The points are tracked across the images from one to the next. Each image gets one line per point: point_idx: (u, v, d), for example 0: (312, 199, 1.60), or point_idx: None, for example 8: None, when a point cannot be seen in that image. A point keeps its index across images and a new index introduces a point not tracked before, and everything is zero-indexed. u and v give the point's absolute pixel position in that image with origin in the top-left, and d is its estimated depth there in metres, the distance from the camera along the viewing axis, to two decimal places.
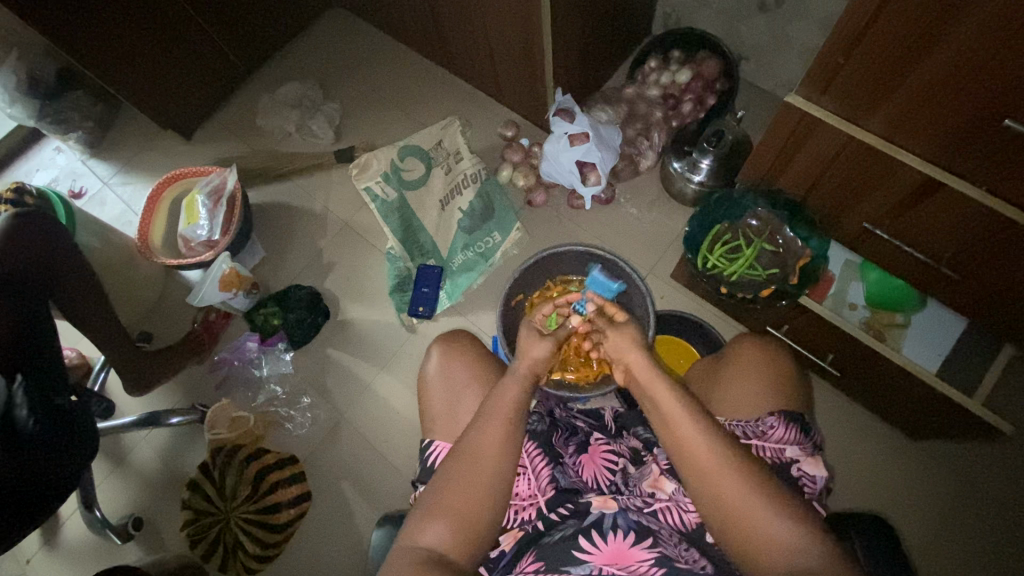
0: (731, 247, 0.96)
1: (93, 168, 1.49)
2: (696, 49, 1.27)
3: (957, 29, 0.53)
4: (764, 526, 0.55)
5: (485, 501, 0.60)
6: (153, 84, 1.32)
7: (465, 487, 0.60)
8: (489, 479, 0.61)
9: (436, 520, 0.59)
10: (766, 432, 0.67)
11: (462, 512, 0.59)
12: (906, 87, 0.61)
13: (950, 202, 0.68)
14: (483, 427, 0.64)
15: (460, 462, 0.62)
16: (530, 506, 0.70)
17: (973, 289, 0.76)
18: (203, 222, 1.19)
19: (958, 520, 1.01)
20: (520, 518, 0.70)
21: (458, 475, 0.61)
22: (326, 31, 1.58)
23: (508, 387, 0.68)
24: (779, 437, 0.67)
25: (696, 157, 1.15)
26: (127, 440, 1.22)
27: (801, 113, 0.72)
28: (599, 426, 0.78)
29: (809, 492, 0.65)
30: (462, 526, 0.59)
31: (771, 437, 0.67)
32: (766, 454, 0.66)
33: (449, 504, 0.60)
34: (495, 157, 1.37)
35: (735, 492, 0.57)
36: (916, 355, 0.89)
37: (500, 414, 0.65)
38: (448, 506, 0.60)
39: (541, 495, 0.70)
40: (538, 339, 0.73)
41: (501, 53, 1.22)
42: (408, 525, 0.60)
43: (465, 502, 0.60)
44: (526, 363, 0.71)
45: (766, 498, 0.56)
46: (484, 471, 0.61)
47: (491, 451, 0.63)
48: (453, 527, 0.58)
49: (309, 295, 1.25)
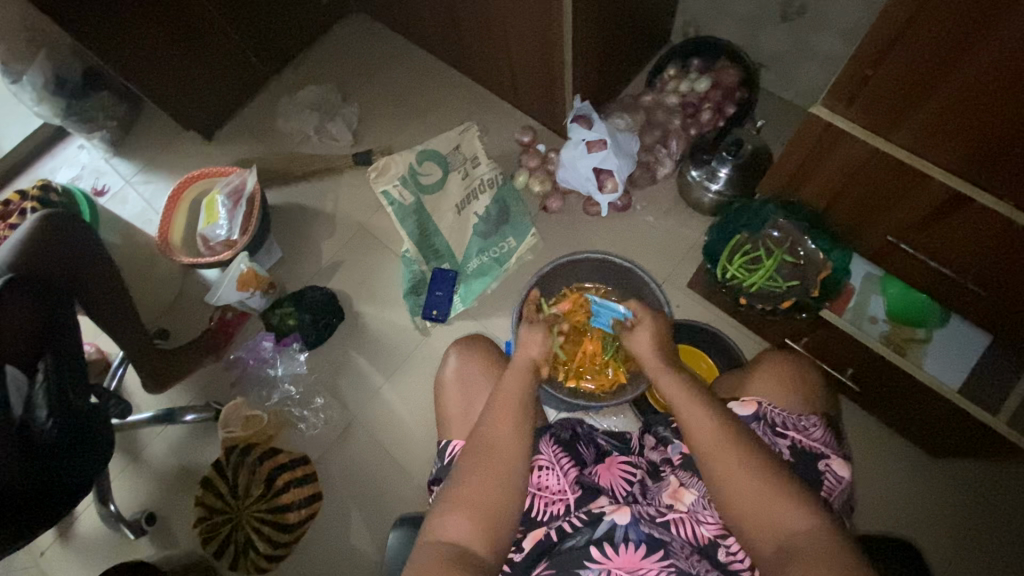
0: (751, 258, 0.94)
1: (115, 166, 1.52)
2: (715, 59, 1.27)
3: (988, 44, 0.53)
4: (785, 523, 0.56)
5: (504, 489, 0.63)
6: (176, 85, 1.35)
7: (481, 475, 0.63)
8: (497, 482, 0.63)
9: (457, 516, 0.61)
10: (806, 428, 0.68)
11: (481, 487, 0.62)
12: (933, 100, 0.60)
13: (978, 216, 0.66)
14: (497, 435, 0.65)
15: (480, 450, 0.65)
16: (559, 501, 0.70)
17: (998, 305, 0.75)
18: (222, 222, 1.22)
19: (977, 537, 0.99)
20: (549, 511, 0.69)
21: (474, 488, 0.62)
22: (346, 34, 1.59)
23: (512, 379, 0.72)
24: (819, 436, 0.68)
25: (715, 166, 1.14)
26: (142, 437, 1.23)
27: (825, 125, 0.71)
28: (621, 446, 0.78)
29: (829, 488, 0.65)
30: (482, 517, 0.61)
31: (811, 434, 0.68)
32: (801, 445, 0.67)
33: (466, 481, 0.63)
34: (512, 162, 1.37)
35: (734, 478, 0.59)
36: (936, 371, 0.87)
37: (506, 402, 0.69)
38: (463, 493, 0.62)
39: (571, 493, 0.70)
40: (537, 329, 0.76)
41: (521, 59, 1.22)
42: (430, 518, 0.62)
43: (479, 487, 0.62)
44: (526, 353, 0.74)
45: (763, 488, 0.58)
46: (495, 457, 0.64)
47: (505, 439, 0.66)
48: (466, 526, 0.60)
49: (325, 297, 1.26)
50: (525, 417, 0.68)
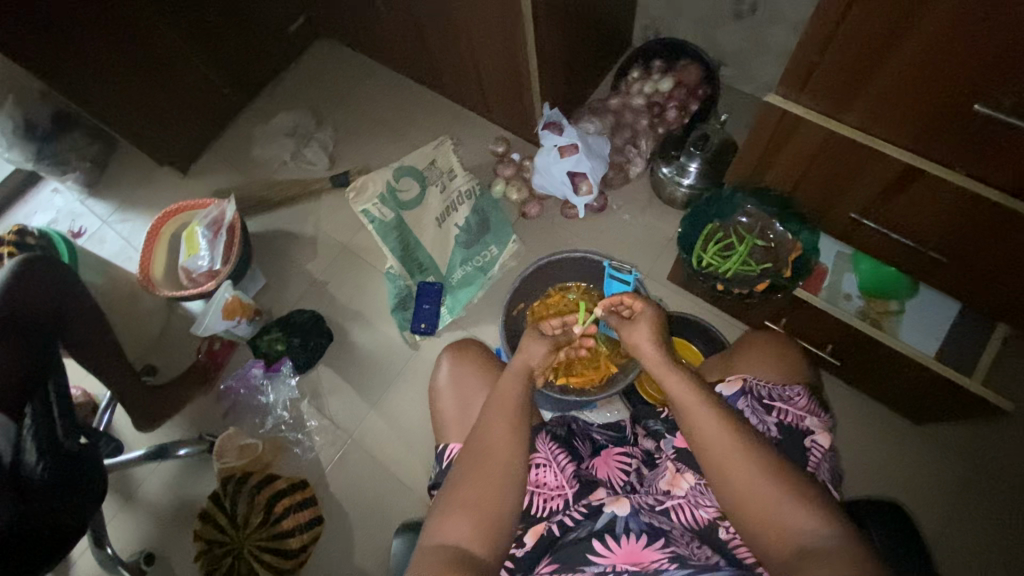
0: (724, 245, 0.97)
1: (91, 208, 1.51)
2: (676, 59, 1.31)
3: (921, 24, 0.57)
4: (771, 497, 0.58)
5: (499, 490, 0.64)
6: (149, 121, 1.35)
7: (480, 482, 0.64)
8: (498, 487, 0.64)
9: (460, 519, 0.62)
10: (792, 398, 0.70)
11: (478, 488, 0.64)
12: (878, 80, 0.64)
13: (932, 186, 0.70)
14: (493, 441, 0.67)
15: (476, 456, 0.66)
16: (558, 497, 0.71)
17: (961, 271, 0.78)
18: (203, 253, 1.23)
19: (967, 501, 1.01)
20: (548, 508, 0.70)
21: (474, 492, 0.63)
22: (316, 61, 1.62)
23: (509, 385, 0.71)
24: (803, 405, 0.70)
25: (684, 161, 1.18)
26: (136, 475, 1.22)
27: (782, 112, 0.74)
28: (617, 438, 0.80)
29: (812, 463, 0.67)
30: (479, 518, 0.62)
31: (796, 403, 0.70)
32: (788, 418, 0.69)
33: (464, 485, 0.64)
34: (488, 172, 1.40)
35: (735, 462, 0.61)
36: (913, 340, 0.90)
37: (505, 408, 0.69)
38: (462, 493, 0.64)
39: (568, 488, 0.71)
40: (540, 340, 0.75)
41: (489, 72, 1.25)
42: (430, 523, 0.63)
43: (475, 490, 0.63)
44: (524, 358, 0.74)
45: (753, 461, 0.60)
46: (492, 464, 0.65)
47: (504, 446, 0.66)
48: (472, 525, 0.61)
49: (312, 318, 1.28)
50: (521, 420, 0.69)
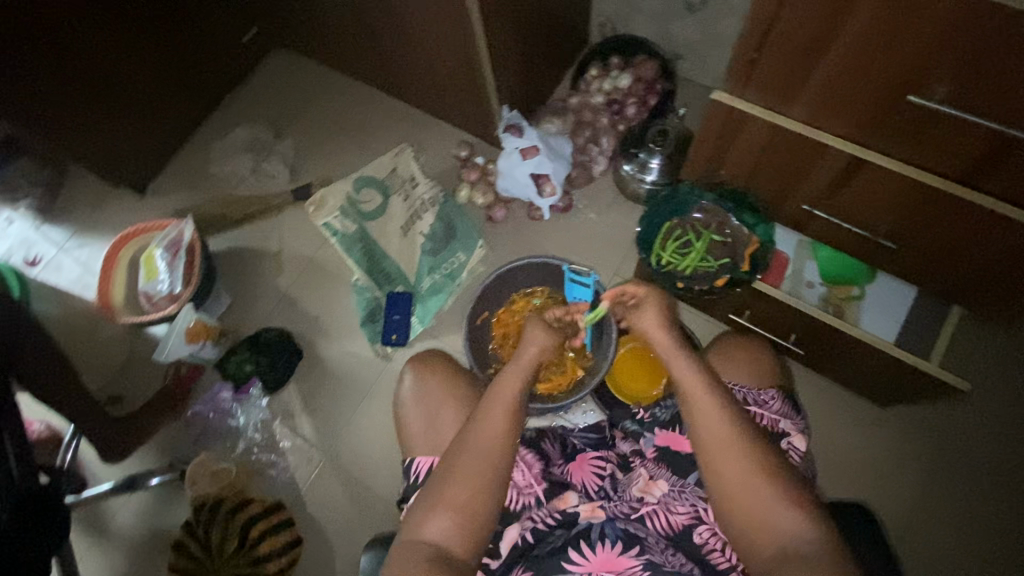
0: (682, 242, 0.96)
1: (46, 235, 1.46)
2: (633, 54, 1.31)
3: (851, 19, 0.57)
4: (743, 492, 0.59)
5: (489, 484, 0.63)
6: (100, 143, 1.31)
7: (473, 471, 0.64)
8: (488, 477, 0.64)
9: (442, 516, 0.62)
10: (767, 402, 0.71)
11: (467, 484, 0.63)
12: (817, 74, 0.64)
13: (875, 175, 0.71)
14: (493, 429, 0.67)
15: (470, 447, 0.65)
16: (529, 494, 0.72)
17: (912, 257, 0.79)
18: (162, 276, 1.21)
19: (934, 478, 1.04)
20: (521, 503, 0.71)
21: (466, 482, 0.63)
22: (271, 72, 1.58)
23: (514, 373, 0.72)
24: (778, 408, 0.71)
25: (645, 158, 1.18)
26: (106, 509, 1.18)
27: (728, 108, 0.74)
28: (600, 442, 0.78)
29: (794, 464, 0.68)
30: (460, 519, 0.61)
31: (771, 407, 0.71)
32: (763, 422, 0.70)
33: (451, 480, 0.63)
34: (452, 178, 1.38)
35: (723, 451, 0.62)
36: (873, 327, 0.91)
37: (506, 397, 0.70)
38: (448, 492, 0.63)
39: (539, 485, 0.72)
40: (545, 331, 0.78)
41: (446, 76, 1.24)
42: (415, 515, 0.63)
43: (460, 488, 0.63)
44: (529, 348, 0.75)
45: (737, 449, 0.62)
46: (487, 454, 0.65)
47: (500, 436, 0.66)
48: (455, 523, 0.61)
49: (279, 336, 1.25)
50: (517, 415, 0.68)
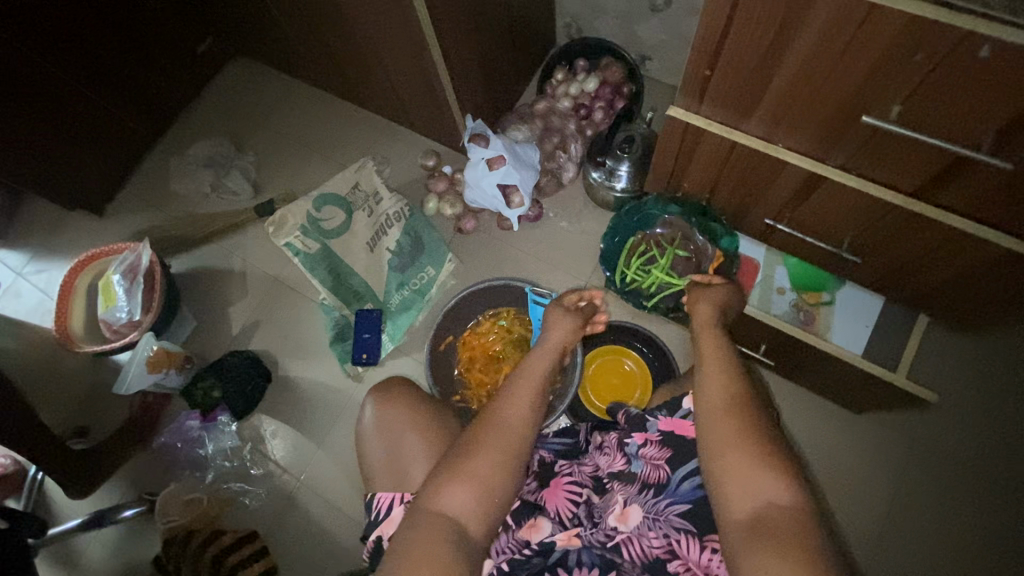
0: (647, 258, 0.95)
1: (2, 260, 1.40)
2: (598, 58, 1.28)
3: (798, 40, 0.55)
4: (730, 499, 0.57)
5: (506, 463, 0.61)
6: (51, 166, 1.26)
7: (488, 446, 0.62)
8: (502, 451, 0.62)
9: (459, 492, 0.59)
10: None
11: (485, 460, 0.61)
12: (769, 93, 0.63)
13: (834, 192, 0.69)
14: (512, 406, 0.65)
15: (488, 424, 0.64)
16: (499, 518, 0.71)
17: (876, 268, 0.78)
18: (123, 303, 1.15)
19: (909, 481, 1.04)
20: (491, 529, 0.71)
21: (480, 456, 0.61)
22: (231, 83, 1.53)
23: (541, 356, 0.72)
24: None
25: (612, 164, 1.15)
26: (76, 544, 1.15)
27: (684, 124, 0.72)
28: (568, 452, 0.81)
29: None
30: (479, 499, 0.59)
31: None
32: None
33: (470, 455, 0.61)
34: (419, 189, 1.35)
35: (725, 431, 0.61)
36: (842, 336, 0.89)
37: (526, 380, 0.68)
38: (463, 462, 0.61)
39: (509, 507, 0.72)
40: (570, 317, 0.78)
41: (408, 86, 1.20)
42: (432, 485, 0.60)
43: (482, 465, 0.60)
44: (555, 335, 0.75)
45: (741, 429, 0.60)
46: (504, 432, 0.63)
47: (517, 415, 0.65)
48: (473, 499, 0.58)
49: (246, 360, 1.21)
50: (539, 401, 0.67)
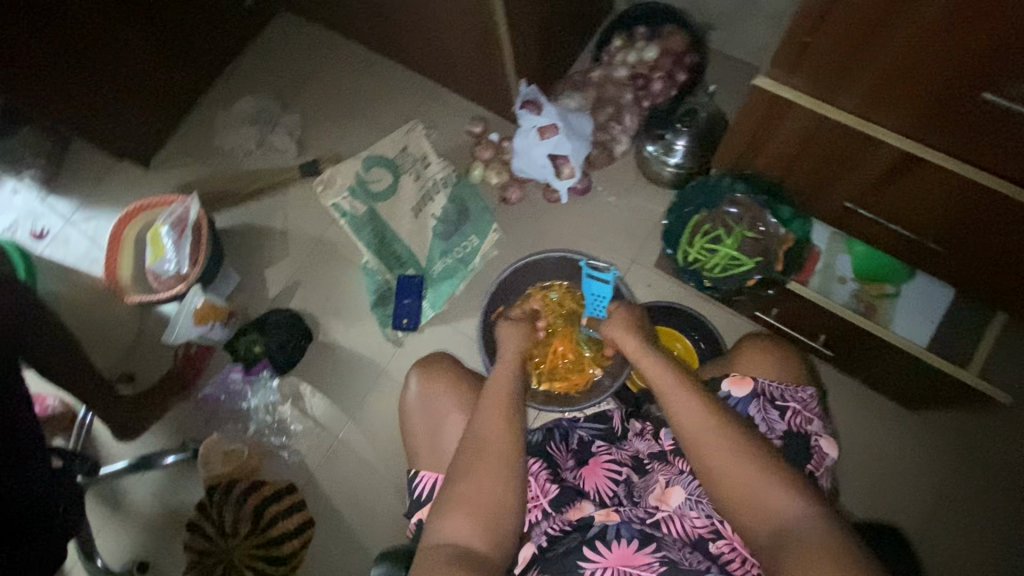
0: (712, 238, 0.94)
1: (52, 206, 1.42)
2: (660, 25, 1.22)
3: (925, 4, 0.50)
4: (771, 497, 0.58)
5: (502, 476, 0.64)
6: (101, 114, 1.26)
7: (470, 477, 0.64)
8: (492, 474, 0.64)
9: (455, 517, 0.61)
10: (804, 401, 0.71)
11: (473, 487, 0.63)
12: (876, 63, 0.58)
13: (930, 175, 0.65)
14: (477, 434, 0.67)
15: (471, 449, 0.66)
16: (534, 507, 0.70)
17: (960, 261, 0.74)
18: (170, 254, 1.17)
19: (955, 481, 1.02)
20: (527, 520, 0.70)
21: (470, 486, 0.63)
22: (276, 37, 1.50)
23: (503, 370, 0.75)
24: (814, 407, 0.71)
25: (671, 139, 1.14)
26: (123, 485, 1.20)
27: (771, 95, 0.68)
28: (605, 432, 0.80)
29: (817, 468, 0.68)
30: (485, 516, 0.61)
31: (808, 405, 0.71)
32: (796, 419, 0.70)
33: (465, 480, 0.64)
34: (464, 155, 1.32)
35: (705, 445, 0.62)
36: (905, 329, 0.86)
37: (493, 401, 0.70)
38: (461, 492, 0.63)
39: (545, 496, 0.70)
40: (517, 328, 0.83)
41: (461, 47, 1.16)
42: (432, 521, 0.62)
43: (479, 479, 0.64)
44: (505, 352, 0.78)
45: (722, 436, 0.62)
46: (492, 451, 0.65)
47: (494, 432, 0.67)
48: (472, 521, 0.61)
49: (289, 318, 1.22)
50: (515, 398, 0.71)
